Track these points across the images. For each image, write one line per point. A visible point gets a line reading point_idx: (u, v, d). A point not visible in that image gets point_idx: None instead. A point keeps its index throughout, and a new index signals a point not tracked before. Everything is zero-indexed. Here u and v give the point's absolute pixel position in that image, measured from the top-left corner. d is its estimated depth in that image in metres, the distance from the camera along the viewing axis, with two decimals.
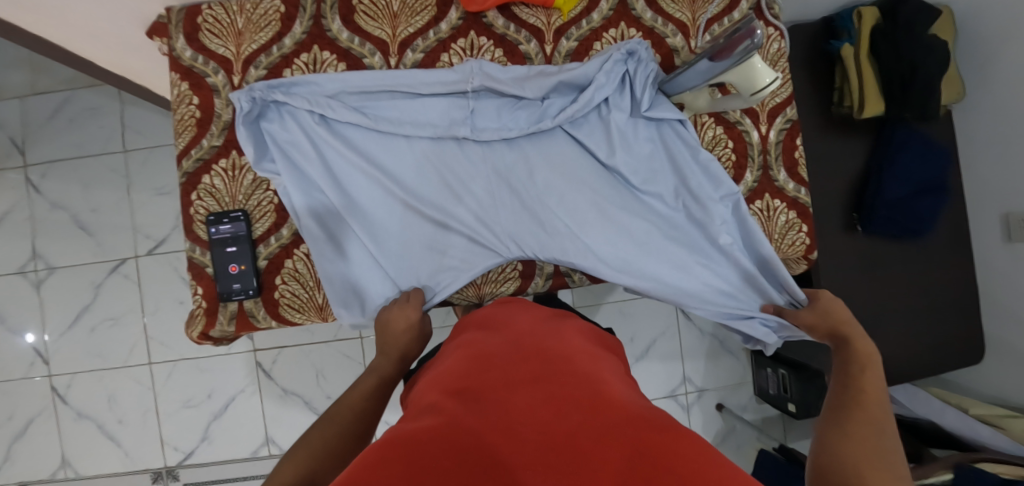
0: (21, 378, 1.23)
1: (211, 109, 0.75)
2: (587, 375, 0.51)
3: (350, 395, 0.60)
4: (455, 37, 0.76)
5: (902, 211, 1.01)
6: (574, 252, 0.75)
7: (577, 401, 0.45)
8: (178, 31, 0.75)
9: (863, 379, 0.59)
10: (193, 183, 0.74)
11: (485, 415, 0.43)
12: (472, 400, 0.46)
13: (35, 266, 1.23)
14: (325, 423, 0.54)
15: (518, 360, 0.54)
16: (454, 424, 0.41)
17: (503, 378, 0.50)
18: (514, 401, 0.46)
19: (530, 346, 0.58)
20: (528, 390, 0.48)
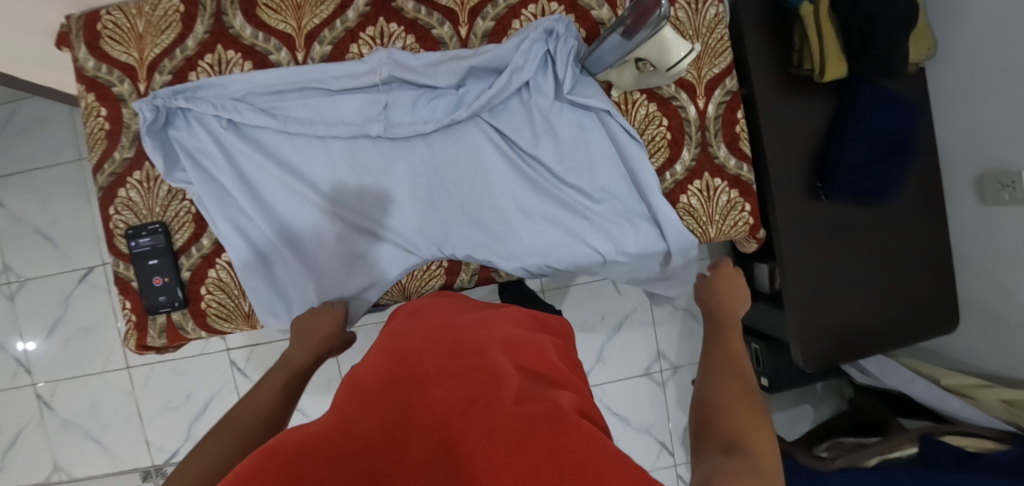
0: (7, 388, 1.28)
1: (119, 120, 0.73)
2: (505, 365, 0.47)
3: (257, 392, 0.58)
4: (363, 25, 0.72)
5: (866, 175, 0.97)
6: (498, 248, 0.75)
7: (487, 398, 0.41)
8: (79, 40, 0.72)
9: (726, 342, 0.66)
10: (109, 197, 0.73)
11: (382, 417, 0.40)
12: (373, 401, 0.42)
13: (6, 279, 1.25)
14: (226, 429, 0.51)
15: (434, 350, 0.50)
16: (344, 434, 0.37)
17: (413, 370, 0.46)
18: (420, 400, 0.42)
19: (452, 335, 0.54)
20: (437, 384, 0.44)
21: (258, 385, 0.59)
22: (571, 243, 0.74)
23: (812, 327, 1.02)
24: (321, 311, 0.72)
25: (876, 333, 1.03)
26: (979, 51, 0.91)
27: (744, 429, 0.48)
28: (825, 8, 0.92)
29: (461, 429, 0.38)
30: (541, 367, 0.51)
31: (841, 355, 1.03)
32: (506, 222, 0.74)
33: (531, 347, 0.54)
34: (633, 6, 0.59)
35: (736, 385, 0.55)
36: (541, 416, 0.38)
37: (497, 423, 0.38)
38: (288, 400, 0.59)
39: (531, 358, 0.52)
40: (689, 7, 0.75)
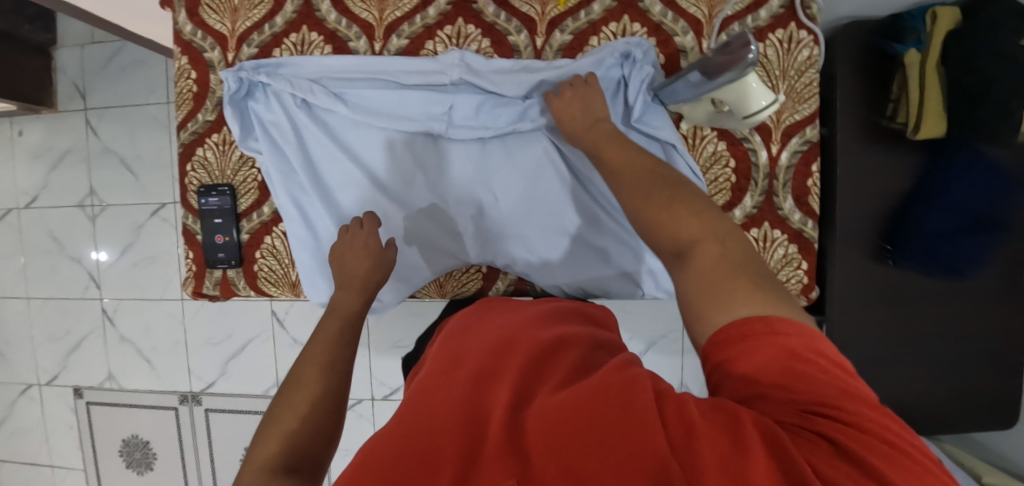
0: (79, 297, 1.43)
1: (206, 84, 0.77)
2: (566, 359, 0.47)
3: (314, 345, 0.60)
4: (442, 23, 0.73)
5: (943, 246, 0.91)
6: (534, 265, 0.75)
7: (551, 392, 0.42)
8: (181, 5, 0.77)
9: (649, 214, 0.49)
10: (188, 154, 0.78)
11: (454, 412, 0.41)
12: (442, 395, 0.44)
13: (91, 201, 1.38)
14: (293, 389, 0.54)
15: (490, 343, 0.50)
16: (423, 435, 0.39)
17: (473, 364, 0.47)
18: (485, 395, 0.43)
19: (505, 325, 0.54)
20: (499, 380, 0.44)
21: (315, 337, 0.61)
22: (607, 271, 0.75)
23: None
24: (354, 235, 0.71)
25: (916, 411, 0.98)
26: None
27: (679, 232, 0.46)
28: (934, 61, 0.86)
29: (528, 423, 0.39)
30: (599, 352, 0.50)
31: None
32: (549, 240, 0.74)
33: (586, 334, 0.53)
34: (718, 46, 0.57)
35: (656, 188, 0.51)
36: (600, 394, 0.38)
37: (563, 411, 0.38)
38: (346, 349, 0.60)
39: (589, 344, 0.51)
40: (780, 46, 0.71)
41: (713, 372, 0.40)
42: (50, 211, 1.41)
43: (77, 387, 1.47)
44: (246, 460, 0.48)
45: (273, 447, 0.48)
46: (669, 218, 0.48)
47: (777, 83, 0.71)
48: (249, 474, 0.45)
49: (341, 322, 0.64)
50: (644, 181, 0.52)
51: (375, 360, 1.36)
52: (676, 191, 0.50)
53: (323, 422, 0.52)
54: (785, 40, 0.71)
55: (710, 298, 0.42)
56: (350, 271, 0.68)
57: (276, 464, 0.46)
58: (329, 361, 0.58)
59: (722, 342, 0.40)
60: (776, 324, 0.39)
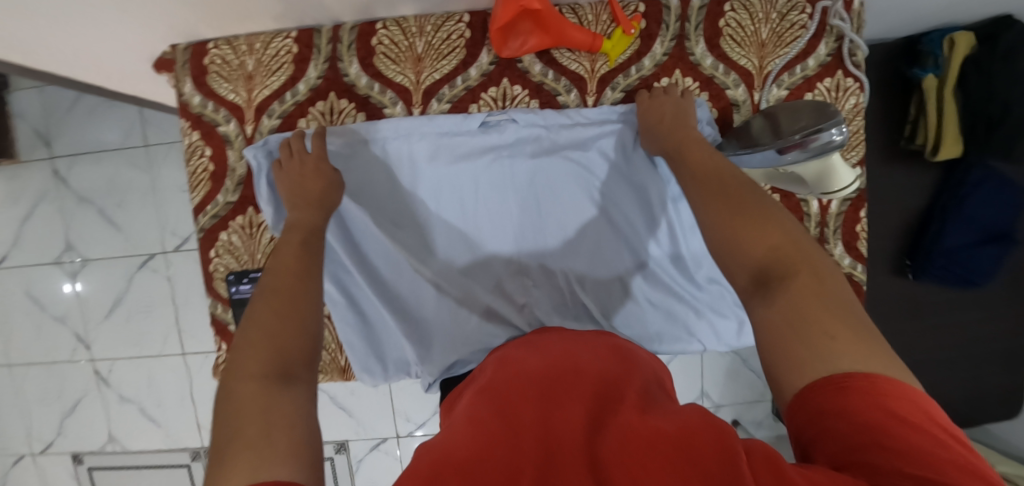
0: (66, 361, 1.31)
1: (224, 162, 0.70)
2: (642, 391, 0.45)
3: (281, 257, 0.55)
4: (485, 85, 0.68)
5: (960, 261, 0.96)
6: None
7: (632, 412, 0.41)
8: (185, 74, 0.69)
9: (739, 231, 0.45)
10: (210, 239, 0.71)
11: (533, 427, 0.40)
12: (519, 412, 0.43)
13: (69, 257, 1.26)
14: (267, 303, 0.50)
15: (565, 370, 0.49)
16: (500, 441, 0.39)
17: (548, 387, 0.46)
18: (563, 411, 0.42)
19: (580, 357, 0.53)
20: (577, 401, 0.43)
21: (277, 251, 0.56)
22: (670, 331, 0.73)
23: None
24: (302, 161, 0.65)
25: None
26: None
27: (775, 256, 0.42)
28: (950, 89, 0.88)
29: (605, 438, 0.38)
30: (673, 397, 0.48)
31: None
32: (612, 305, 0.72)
33: (660, 383, 0.51)
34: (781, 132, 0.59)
35: (740, 208, 0.47)
36: (684, 420, 0.38)
37: (646, 430, 0.37)
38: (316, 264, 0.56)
39: (662, 389, 0.49)
40: (828, 95, 0.72)
41: (807, 426, 0.34)
42: (23, 270, 1.28)
43: (75, 452, 1.37)
44: (228, 370, 0.45)
45: (261, 355, 0.45)
46: (769, 241, 0.44)
47: None
48: (241, 384, 0.43)
49: (305, 234, 0.59)
50: (732, 198, 0.49)
51: (398, 399, 1.33)
52: (764, 209, 0.46)
53: (308, 337, 0.49)
54: (833, 88, 0.71)
55: (801, 337, 0.37)
56: (305, 194, 0.63)
57: (267, 373, 0.43)
58: (300, 273, 0.54)
59: (821, 387, 0.35)
60: (878, 383, 0.33)
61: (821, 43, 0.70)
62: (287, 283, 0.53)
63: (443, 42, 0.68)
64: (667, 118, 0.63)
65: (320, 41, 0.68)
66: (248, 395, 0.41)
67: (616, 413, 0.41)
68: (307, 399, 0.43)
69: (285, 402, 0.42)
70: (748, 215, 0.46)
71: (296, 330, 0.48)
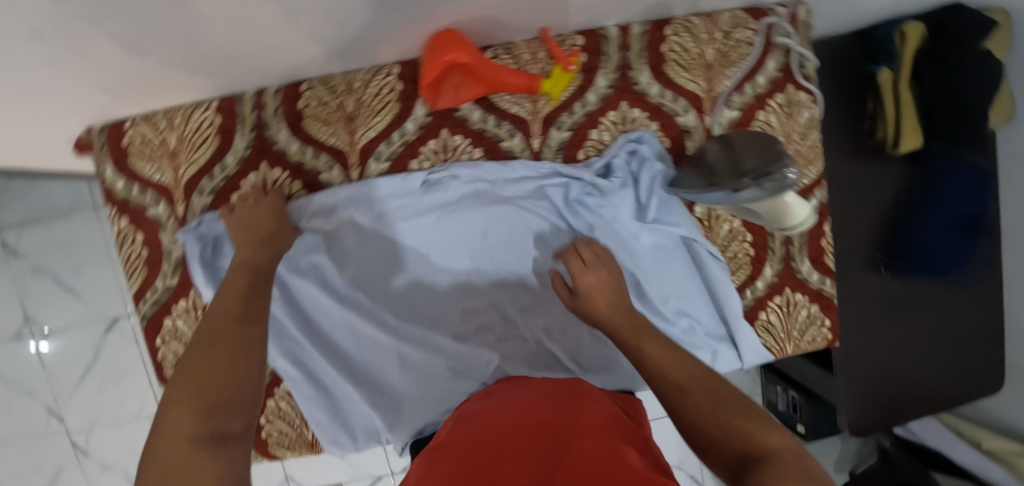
0: (41, 435, 1.26)
1: (158, 245, 0.66)
2: (601, 442, 0.44)
3: (221, 302, 0.53)
4: (424, 138, 0.65)
5: (935, 251, 0.96)
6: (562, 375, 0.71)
7: (581, 463, 0.40)
8: (104, 157, 0.64)
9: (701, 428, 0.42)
10: (154, 327, 0.67)
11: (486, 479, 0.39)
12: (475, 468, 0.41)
13: (31, 329, 1.20)
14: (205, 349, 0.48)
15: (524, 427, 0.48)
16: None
17: (507, 444, 0.44)
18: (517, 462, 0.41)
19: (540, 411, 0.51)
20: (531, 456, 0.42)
21: (216, 297, 0.54)
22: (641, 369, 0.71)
23: (861, 396, 1.02)
24: (256, 197, 0.63)
25: (927, 398, 1.04)
26: None
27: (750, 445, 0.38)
28: (905, 82, 0.87)
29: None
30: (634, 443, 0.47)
31: (893, 419, 1.04)
32: (578, 348, 0.70)
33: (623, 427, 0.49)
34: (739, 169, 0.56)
35: (701, 405, 0.43)
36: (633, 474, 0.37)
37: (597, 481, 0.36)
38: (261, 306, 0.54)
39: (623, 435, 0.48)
40: (780, 111, 0.69)
41: None
42: None
43: None
44: (158, 426, 0.41)
45: (195, 413, 0.42)
46: (746, 428, 0.39)
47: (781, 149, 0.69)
48: (172, 443, 0.39)
49: (249, 277, 0.56)
50: (698, 390, 0.45)
51: None
52: (722, 404, 0.42)
53: (247, 394, 0.46)
54: (785, 103, 0.69)
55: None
56: (250, 230, 0.60)
57: (201, 432, 0.40)
58: (242, 320, 0.51)
59: None
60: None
61: (769, 59, 0.68)
62: (226, 333, 0.50)
63: (374, 98, 0.64)
64: (603, 298, 0.57)
65: (244, 109, 0.64)
66: (178, 456, 0.38)
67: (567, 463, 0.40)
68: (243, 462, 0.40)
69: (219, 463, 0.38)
70: (708, 413, 0.42)
71: (235, 387, 0.46)
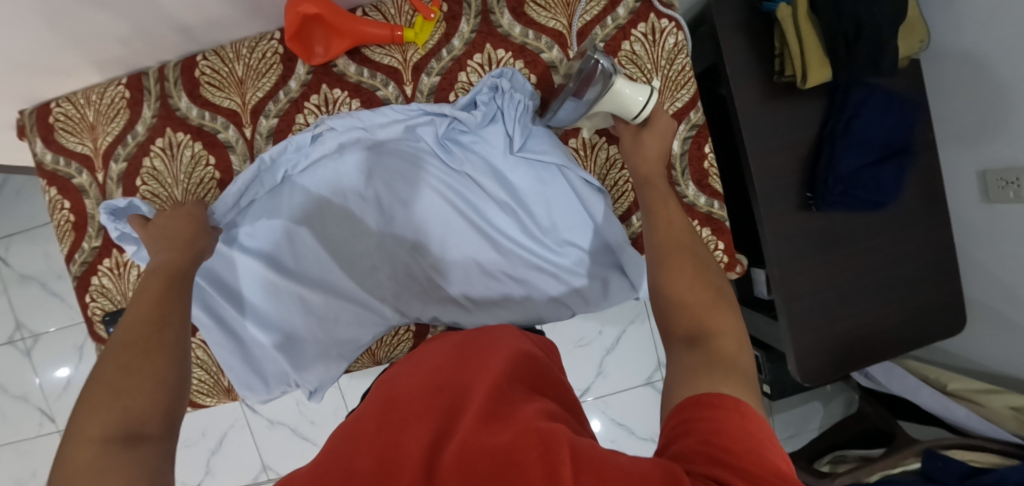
0: (35, 436, 1.34)
1: (83, 211, 0.74)
2: (495, 395, 0.42)
3: (137, 309, 0.51)
4: (307, 94, 0.71)
5: (862, 183, 0.92)
6: (451, 309, 0.74)
7: (473, 426, 0.38)
8: (35, 134, 0.74)
9: (673, 282, 0.50)
10: (83, 285, 0.75)
11: (374, 458, 0.36)
12: (366, 443, 0.39)
13: (22, 334, 1.31)
14: (118, 351, 0.47)
15: (427, 391, 0.45)
16: (341, 474, 0.34)
17: (408, 412, 0.42)
18: (414, 430, 0.39)
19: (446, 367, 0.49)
20: (426, 422, 0.40)
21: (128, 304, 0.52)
22: (535, 301, 0.73)
23: (811, 342, 0.98)
24: (174, 211, 0.66)
25: (879, 340, 1.00)
26: (960, 42, 0.88)
27: (710, 322, 0.46)
28: (804, 13, 0.86)
29: (444, 460, 0.34)
30: (532, 390, 0.45)
31: (849, 365, 0.99)
32: (468, 282, 0.73)
33: (524, 366, 0.48)
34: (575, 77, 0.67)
35: (689, 268, 0.51)
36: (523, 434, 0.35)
37: (486, 448, 0.34)
38: (178, 302, 0.53)
39: (522, 381, 0.46)
40: (645, 39, 0.71)
41: (678, 429, 0.36)
42: None
43: None
44: (65, 442, 0.40)
45: (107, 421, 0.41)
46: (697, 308, 0.47)
47: (647, 76, 0.72)
48: (79, 452, 0.39)
49: (167, 280, 0.55)
50: (677, 257, 0.52)
51: None
52: (703, 275, 0.50)
53: (165, 396, 0.46)
54: (649, 32, 0.71)
55: (699, 376, 0.39)
56: (173, 237, 0.62)
57: (112, 435, 0.40)
58: (157, 326, 0.50)
59: (701, 403, 0.36)
60: (746, 408, 0.36)
61: None
62: (140, 338, 0.48)
63: (260, 62, 0.71)
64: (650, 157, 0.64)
65: (149, 82, 0.72)
66: (85, 464, 0.37)
67: (460, 429, 0.38)
68: (163, 456, 0.41)
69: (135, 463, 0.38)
70: (690, 280, 0.50)
71: (154, 388, 0.45)
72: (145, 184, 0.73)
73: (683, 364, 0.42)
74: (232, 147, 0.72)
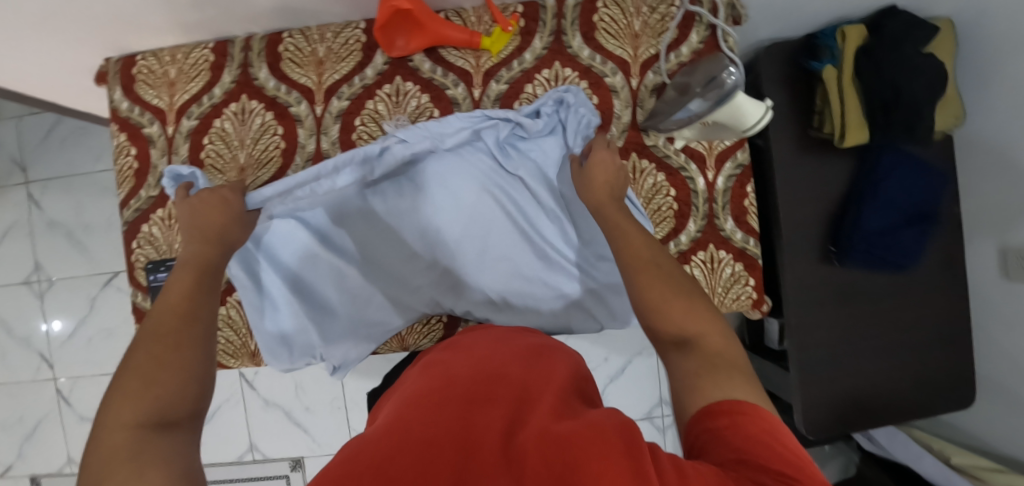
0: (29, 381, 1.33)
1: (147, 160, 0.77)
2: (560, 397, 0.44)
3: (166, 297, 0.52)
4: (380, 82, 0.75)
5: (883, 244, 0.95)
6: (481, 308, 0.76)
7: (545, 418, 0.40)
8: (116, 82, 0.77)
9: (652, 290, 0.51)
10: (133, 230, 0.77)
11: (447, 430, 0.38)
12: (434, 416, 0.40)
13: (38, 277, 1.32)
14: (147, 344, 0.46)
15: (484, 376, 0.47)
16: (418, 446, 0.36)
17: (471, 391, 0.44)
18: (486, 412, 0.41)
19: (500, 359, 0.51)
20: (495, 408, 0.42)
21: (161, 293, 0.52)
22: (568, 311, 0.75)
23: (816, 395, 1.01)
24: (210, 194, 0.67)
25: (885, 403, 1.01)
26: (995, 124, 0.93)
27: (695, 321, 0.48)
28: (849, 77, 0.90)
29: (524, 445, 0.36)
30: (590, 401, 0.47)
31: (849, 424, 1.01)
32: (505, 284, 0.75)
33: (579, 381, 0.50)
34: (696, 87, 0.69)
35: (662, 272, 0.53)
36: (592, 428, 0.37)
37: (564, 436, 0.36)
38: (207, 297, 0.54)
39: (578, 390, 0.48)
40: None
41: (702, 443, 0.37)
42: None
43: (34, 475, 1.36)
44: (100, 423, 0.40)
45: (142, 403, 0.41)
46: (681, 306, 0.49)
47: None
48: (113, 435, 0.39)
49: (198, 272, 0.57)
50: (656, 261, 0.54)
51: (352, 412, 1.34)
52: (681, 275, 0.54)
53: (197, 383, 0.46)
54: None
55: (705, 386, 0.42)
56: (204, 227, 0.63)
57: (147, 419, 0.40)
58: (186, 316, 0.50)
59: (714, 413, 0.39)
60: (763, 412, 0.38)
61: (692, 32, 0.75)
62: (172, 332, 0.48)
63: (342, 47, 0.75)
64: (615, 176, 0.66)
65: (234, 50, 0.76)
66: (118, 444, 0.38)
67: (530, 418, 0.40)
68: (188, 445, 0.40)
69: (162, 450, 0.38)
70: (673, 283, 0.52)
71: (185, 378, 0.46)
72: (212, 143, 0.76)
73: (686, 371, 0.44)
74: (301, 121, 0.75)
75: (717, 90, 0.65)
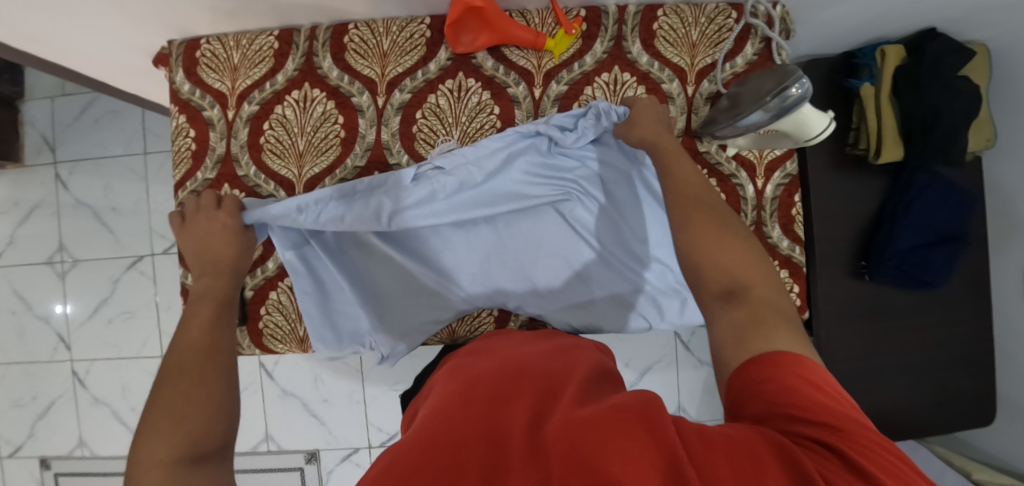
0: (46, 361, 1.32)
1: (205, 142, 0.78)
2: (585, 387, 0.44)
3: (187, 334, 0.55)
4: (443, 78, 0.76)
5: (913, 261, 0.97)
6: (533, 303, 0.77)
7: (570, 406, 0.40)
8: (178, 64, 0.78)
9: (703, 236, 0.52)
10: None
11: (472, 427, 0.38)
12: (458, 413, 0.40)
13: (61, 257, 1.31)
14: (173, 376, 0.49)
15: (509, 374, 0.47)
16: (444, 445, 0.36)
17: (496, 387, 0.44)
18: (510, 406, 0.41)
19: (524, 358, 0.51)
20: (519, 402, 0.41)
21: (180, 330, 0.55)
22: (615, 309, 0.77)
23: None
24: (212, 219, 0.68)
25: (908, 418, 1.03)
26: None
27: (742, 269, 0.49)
28: (886, 95, 0.93)
29: (550, 433, 0.36)
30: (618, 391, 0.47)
31: None
32: (557, 281, 0.76)
33: (605, 373, 0.50)
34: (753, 94, 0.69)
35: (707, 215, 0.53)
36: (616, 410, 0.37)
37: (589, 421, 0.36)
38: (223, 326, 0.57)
39: (603, 380, 0.48)
40: None
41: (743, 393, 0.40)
42: (15, 269, 1.33)
43: (43, 457, 1.34)
44: (136, 460, 0.42)
45: (172, 439, 0.42)
46: (733, 255, 0.50)
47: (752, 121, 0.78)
48: (149, 474, 0.40)
49: (213, 306, 0.60)
50: (702, 204, 0.55)
51: (371, 406, 1.33)
52: (726, 217, 0.54)
53: (223, 407, 0.47)
54: None
55: (753, 339, 0.43)
56: (216, 257, 0.66)
57: (179, 454, 0.42)
58: (208, 351, 0.53)
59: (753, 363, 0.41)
60: (804, 361, 0.40)
61: (748, 44, 0.77)
62: (193, 365, 0.50)
63: (406, 41, 0.76)
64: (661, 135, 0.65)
65: (299, 39, 0.77)
66: None
67: (555, 408, 0.40)
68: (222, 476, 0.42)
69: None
70: (726, 232, 0.52)
71: (211, 405, 0.47)
72: (272, 129, 0.77)
73: (728, 326, 0.45)
74: (362, 112, 0.76)
75: (780, 101, 0.65)
